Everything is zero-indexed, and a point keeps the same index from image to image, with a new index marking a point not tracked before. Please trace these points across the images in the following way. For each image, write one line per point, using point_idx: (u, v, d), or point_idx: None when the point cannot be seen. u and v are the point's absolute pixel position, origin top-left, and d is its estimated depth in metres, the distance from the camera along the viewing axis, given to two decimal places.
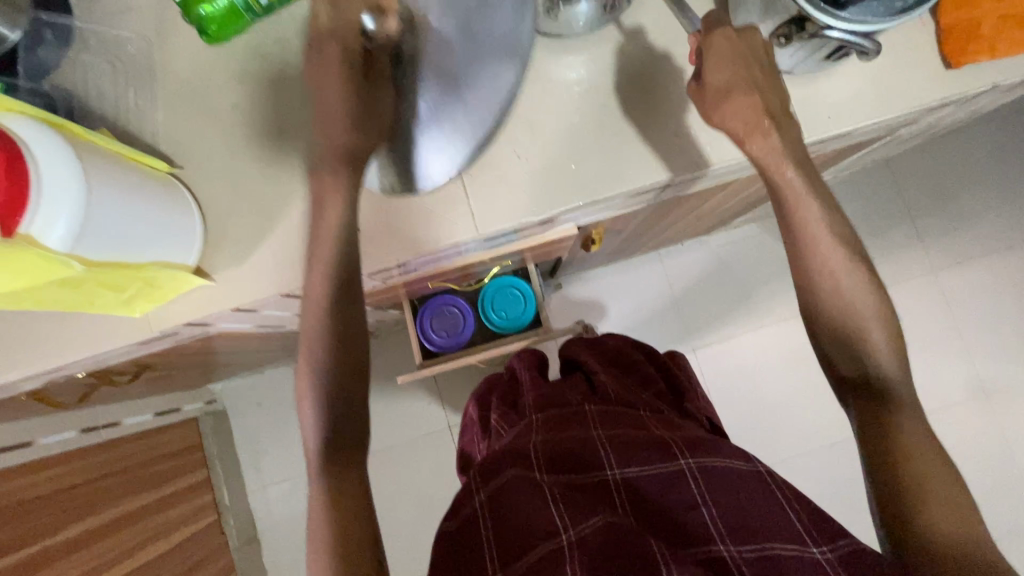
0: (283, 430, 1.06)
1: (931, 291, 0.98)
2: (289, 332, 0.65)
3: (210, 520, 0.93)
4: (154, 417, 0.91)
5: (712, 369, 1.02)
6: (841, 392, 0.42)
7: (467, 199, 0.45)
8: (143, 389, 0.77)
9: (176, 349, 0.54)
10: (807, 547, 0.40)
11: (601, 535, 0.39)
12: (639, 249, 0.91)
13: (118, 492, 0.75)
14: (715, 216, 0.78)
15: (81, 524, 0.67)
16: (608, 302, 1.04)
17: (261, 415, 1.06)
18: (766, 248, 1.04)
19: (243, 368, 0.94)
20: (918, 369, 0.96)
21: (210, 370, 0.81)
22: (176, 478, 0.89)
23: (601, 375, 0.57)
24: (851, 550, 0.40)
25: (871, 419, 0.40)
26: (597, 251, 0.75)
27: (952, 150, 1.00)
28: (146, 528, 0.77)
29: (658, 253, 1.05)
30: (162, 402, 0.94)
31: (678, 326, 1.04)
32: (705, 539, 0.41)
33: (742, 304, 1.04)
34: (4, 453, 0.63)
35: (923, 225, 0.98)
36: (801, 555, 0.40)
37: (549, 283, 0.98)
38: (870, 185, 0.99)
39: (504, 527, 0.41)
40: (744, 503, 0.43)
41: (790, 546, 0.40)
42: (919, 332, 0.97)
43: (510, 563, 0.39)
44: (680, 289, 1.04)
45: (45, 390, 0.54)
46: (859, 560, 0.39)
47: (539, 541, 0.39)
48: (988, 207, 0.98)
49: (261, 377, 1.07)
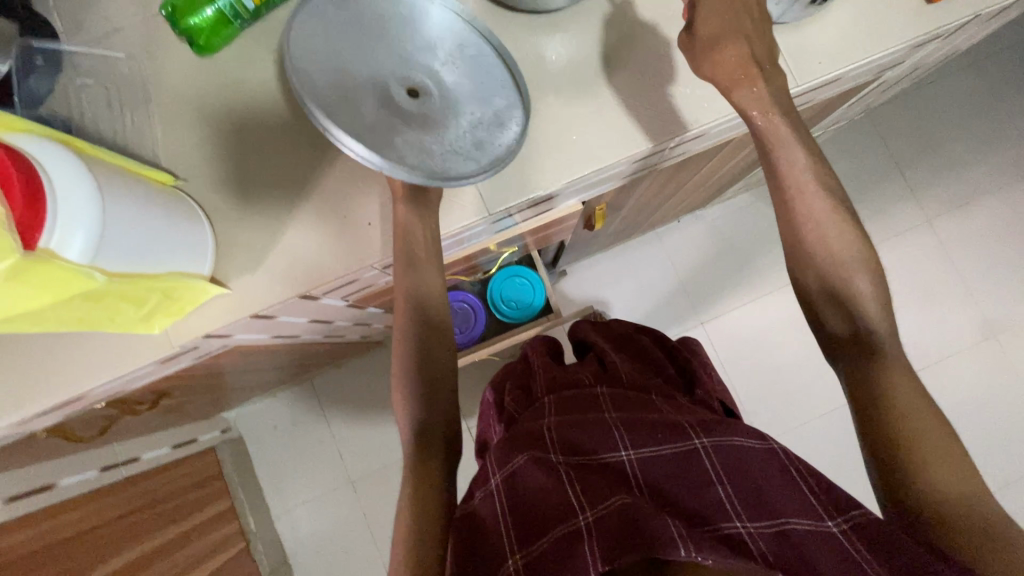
0: (302, 450, 1.05)
1: (928, 238, 0.99)
2: (304, 343, 0.65)
3: (239, 548, 0.91)
4: (172, 450, 0.89)
5: (723, 340, 1.03)
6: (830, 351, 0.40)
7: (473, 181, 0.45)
8: (160, 420, 0.76)
9: (193, 368, 0.54)
10: (821, 521, 0.37)
11: (621, 514, 0.35)
12: (638, 227, 0.92)
13: (145, 527, 0.74)
14: (711, 184, 0.79)
15: (111, 562, 0.65)
16: (611, 286, 1.04)
17: (279, 437, 1.05)
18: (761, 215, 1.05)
19: (257, 390, 0.93)
20: (926, 315, 0.97)
21: (225, 393, 0.81)
22: (200, 509, 0.87)
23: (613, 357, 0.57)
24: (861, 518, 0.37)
25: (861, 376, 0.38)
26: (599, 231, 0.75)
27: (930, 99, 1.02)
28: (178, 560, 0.76)
29: (656, 231, 1.06)
30: (177, 435, 0.93)
31: (684, 301, 1.04)
32: (720, 517, 0.38)
33: (745, 273, 1.04)
34: (26, 499, 0.63)
35: (912, 174, 1.00)
36: (815, 529, 0.36)
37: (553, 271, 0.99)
38: (856, 141, 1.01)
39: (521, 508, 0.38)
40: (760, 482, 0.39)
41: (807, 521, 0.37)
42: (923, 279, 0.98)
43: (528, 544, 0.36)
44: (682, 264, 1.05)
45: (64, 425, 0.54)
46: (874, 531, 0.36)
47: (557, 523, 0.37)
48: (971, 149, 1.00)
49: (274, 399, 1.06)
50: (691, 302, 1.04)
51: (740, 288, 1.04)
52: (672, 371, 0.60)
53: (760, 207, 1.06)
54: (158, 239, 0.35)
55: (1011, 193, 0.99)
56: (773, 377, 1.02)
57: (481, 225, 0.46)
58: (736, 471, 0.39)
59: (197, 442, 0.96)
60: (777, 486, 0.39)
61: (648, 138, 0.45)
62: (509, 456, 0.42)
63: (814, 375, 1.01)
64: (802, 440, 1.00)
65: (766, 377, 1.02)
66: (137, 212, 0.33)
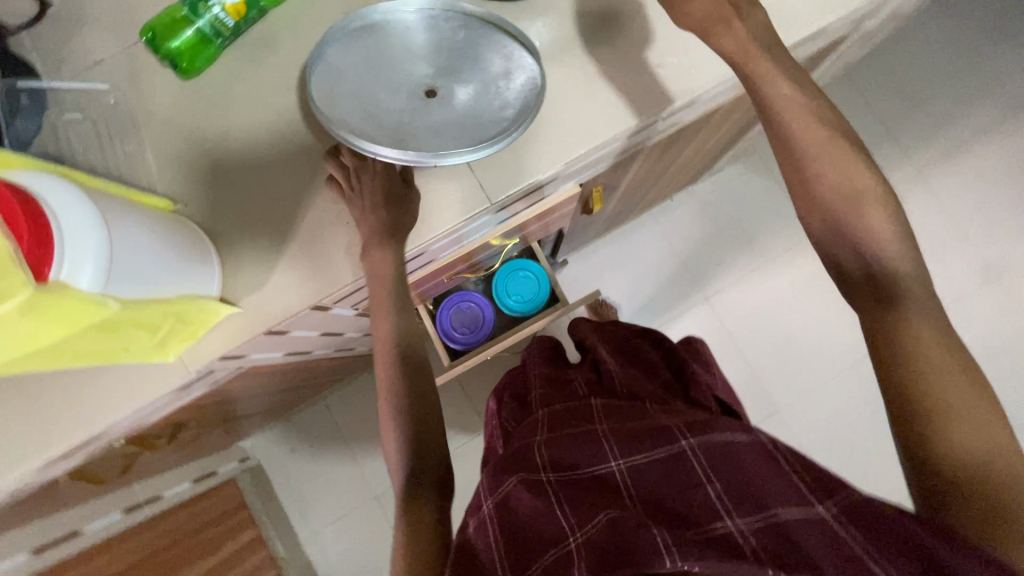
0: (323, 471, 1.04)
1: (921, 187, 0.99)
2: (316, 358, 0.64)
3: None
4: (192, 485, 0.89)
5: (730, 311, 1.03)
6: (846, 297, 0.38)
7: (472, 172, 0.44)
8: (179, 454, 0.76)
9: (210, 395, 0.53)
10: (810, 508, 0.35)
11: (607, 528, 0.35)
12: (634, 209, 0.92)
13: (177, 562, 0.73)
14: (702, 157, 0.79)
15: None
16: (613, 273, 1.04)
17: (298, 461, 1.05)
18: (752, 184, 1.06)
19: (272, 414, 0.93)
20: (929, 264, 0.98)
21: (241, 420, 0.80)
22: (229, 540, 0.86)
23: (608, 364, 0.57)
24: (856, 506, 0.34)
25: (878, 323, 0.36)
26: (597, 215, 0.75)
27: (904, 52, 1.04)
28: None
29: (650, 212, 1.06)
30: (196, 469, 0.92)
31: (687, 278, 1.04)
32: (710, 517, 0.36)
33: (745, 243, 1.05)
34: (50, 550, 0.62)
35: (896, 127, 1.01)
36: (804, 518, 0.34)
37: (554, 262, 0.99)
38: (837, 101, 1.02)
39: (512, 533, 0.38)
40: (749, 476, 0.38)
41: (795, 510, 0.34)
42: (920, 228, 0.99)
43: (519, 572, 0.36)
44: (680, 242, 1.05)
45: (86, 468, 0.53)
46: (861, 513, 0.34)
47: (547, 546, 0.36)
48: (950, 97, 1.01)
49: (290, 422, 1.06)
50: (696, 278, 1.04)
51: (742, 258, 1.04)
52: (668, 374, 0.59)
53: (751, 176, 1.07)
54: (165, 263, 0.35)
55: (997, 136, 1.00)
56: (784, 344, 1.02)
57: (485, 216, 0.45)
58: (726, 475, 0.38)
59: (217, 474, 0.95)
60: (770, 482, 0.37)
61: (642, 109, 0.45)
62: (504, 481, 0.43)
63: (823, 337, 1.02)
64: (819, 402, 1.00)
65: (776, 345, 1.02)
66: (141, 236, 0.33)
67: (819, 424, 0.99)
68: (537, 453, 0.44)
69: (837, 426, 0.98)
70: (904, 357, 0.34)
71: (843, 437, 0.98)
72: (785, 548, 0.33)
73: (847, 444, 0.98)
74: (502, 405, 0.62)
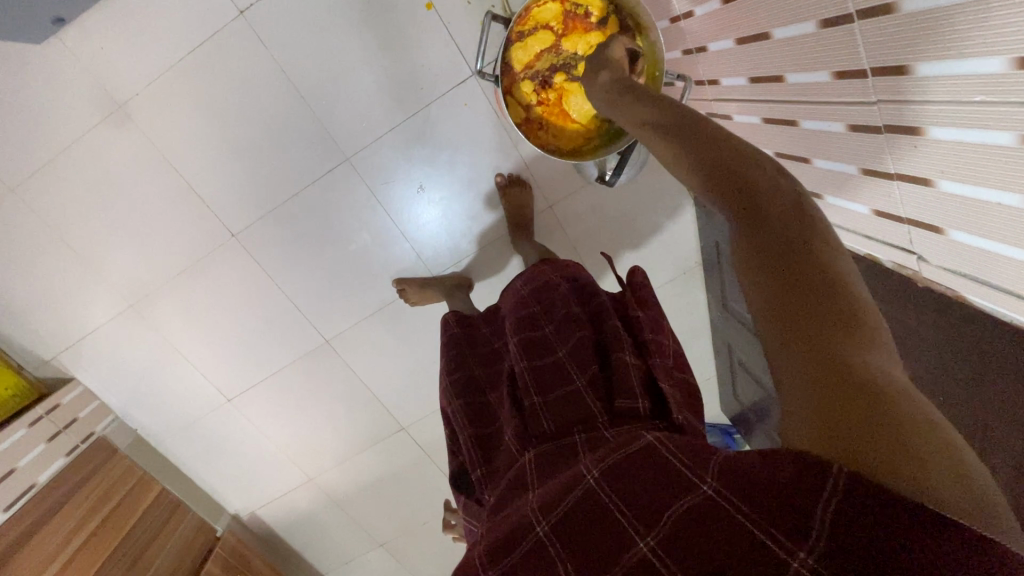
0: (215, 466, 1.48)
1: (314, 345, 1.34)
2: (91, 509, 1.21)
3: (122, 543, 1.23)
4: (64, 459, 1.23)
5: (403, 220, 1.24)
6: (758, 226, 0.44)
7: (191, 457, 1.45)
8: (54, 496, 1.17)
9: (76, 527, 1.17)
10: (698, 487, 0.44)
11: (672, 538, 0.44)
12: (149, 353, 1.31)
13: (108, 530, 1.22)
14: (125, 360, 1.31)
15: (88, 533, 1.18)
16: (193, 344, 1.31)
17: (197, 462, 1.46)
18: (118, 363, 1.31)
19: (69, 467, 1.23)
20: (194, 354, 1.33)
21: (48, 483, 1.18)
22: (100, 494, 1.24)
23: (527, 392, 0.71)
24: (725, 466, 0.44)
25: (772, 230, 0.44)
26: (228, 406, 1.40)
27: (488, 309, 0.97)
28: (96, 543, 1.19)
29: (186, 301, 1.27)
30: (62, 449, 1.23)
31: (301, 331, 1.33)
32: (733, 520, 0.41)
33: (158, 370, 1.33)
34: (79, 503, 1.20)
35: (556, 407, 0.67)
36: (697, 497, 0.44)
37: (367, 225, 1.23)
38: (467, 323, 0.95)
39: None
40: (768, 488, 0.39)
41: (799, 486, 0.37)
42: (173, 343, 1.31)
43: None
44: (199, 331, 1.30)
45: (80, 537, 1.17)
46: (776, 477, 0.39)
47: None
48: (621, 348, 0.70)
49: (176, 458, 1.45)
50: (78, 354, 1.29)
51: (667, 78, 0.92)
52: (623, 353, 0.69)
53: None
54: None
55: None
56: (31, 338, 1.25)
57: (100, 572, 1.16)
58: (633, 486, 0.48)
59: (83, 446, 1.28)
60: (655, 489, 0.47)
61: None
62: (494, 516, 0.59)
63: (52, 164, 1.11)
64: (52, 288, 1.21)
65: (428, 233, 1.26)
66: None
67: (94, 249, 1.19)
68: (534, 518, 0.52)
69: (73, 324, 1.26)
70: (817, 260, 0.42)
71: (100, 305, 1.25)
72: (757, 493, 0.40)
73: (299, 238, 1.23)
74: (445, 399, 0.84)
